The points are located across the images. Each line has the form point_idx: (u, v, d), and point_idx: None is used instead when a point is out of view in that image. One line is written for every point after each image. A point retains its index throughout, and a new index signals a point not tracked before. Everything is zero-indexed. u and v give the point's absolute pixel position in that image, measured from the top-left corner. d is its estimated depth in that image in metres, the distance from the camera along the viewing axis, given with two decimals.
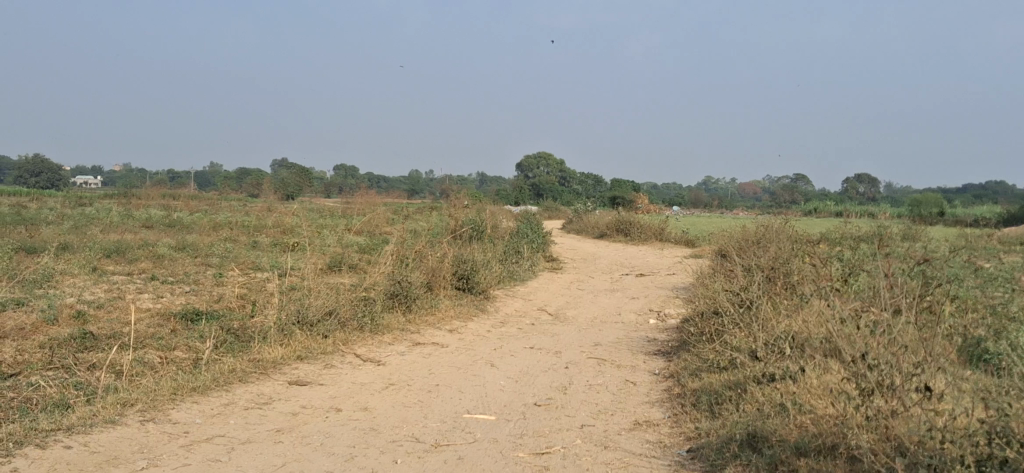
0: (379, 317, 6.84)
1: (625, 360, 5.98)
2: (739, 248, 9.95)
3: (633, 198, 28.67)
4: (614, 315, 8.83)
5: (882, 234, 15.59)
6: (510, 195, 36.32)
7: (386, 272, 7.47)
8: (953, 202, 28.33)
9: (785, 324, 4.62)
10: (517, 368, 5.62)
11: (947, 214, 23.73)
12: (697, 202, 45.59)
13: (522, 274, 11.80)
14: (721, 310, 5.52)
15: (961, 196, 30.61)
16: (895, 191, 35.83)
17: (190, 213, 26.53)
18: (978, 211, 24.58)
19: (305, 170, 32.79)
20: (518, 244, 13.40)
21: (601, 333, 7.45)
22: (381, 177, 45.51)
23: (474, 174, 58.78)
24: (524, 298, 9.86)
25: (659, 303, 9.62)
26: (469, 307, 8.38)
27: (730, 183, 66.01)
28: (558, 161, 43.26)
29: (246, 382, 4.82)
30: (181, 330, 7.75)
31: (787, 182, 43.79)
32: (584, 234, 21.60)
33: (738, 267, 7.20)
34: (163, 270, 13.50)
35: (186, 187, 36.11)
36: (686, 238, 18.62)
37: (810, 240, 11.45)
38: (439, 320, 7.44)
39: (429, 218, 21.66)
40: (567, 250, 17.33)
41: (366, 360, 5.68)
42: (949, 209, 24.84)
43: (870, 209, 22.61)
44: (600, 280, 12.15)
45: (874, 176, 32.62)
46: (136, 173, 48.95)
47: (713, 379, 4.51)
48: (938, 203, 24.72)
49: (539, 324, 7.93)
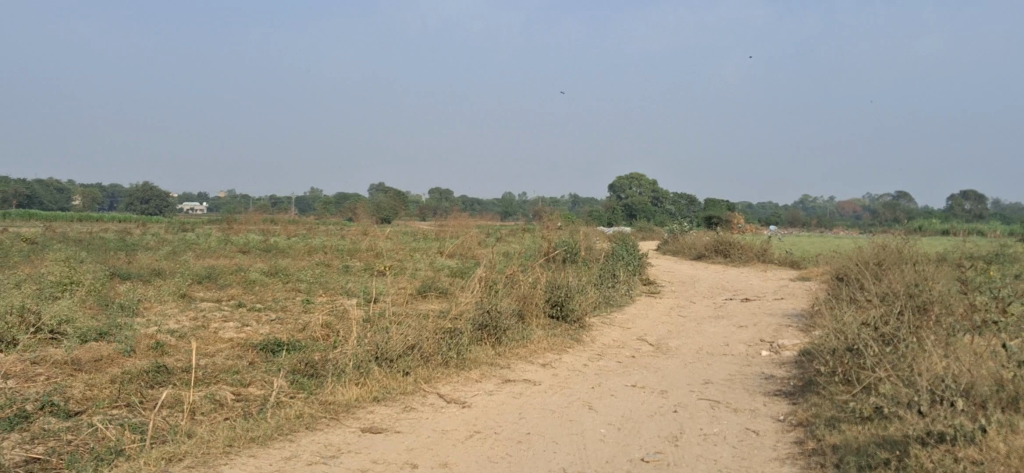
0: (466, 350, 6.26)
1: (742, 402, 5.26)
2: (859, 271, 9.07)
3: (730, 217, 27.60)
4: (722, 346, 8.06)
5: (1008, 255, 14.37)
6: (603, 216, 35.61)
7: (474, 301, 6.89)
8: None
9: (944, 366, 3.87)
10: (619, 412, 4.96)
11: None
12: (796, 222, 44.05)
13: (619, 300, 11.09)
14: (858, 347, 4.78)
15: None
16: (1005, 208, 33.87)
17: (284, 238, 26.59)
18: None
19: (398, 193, 32.69)
20: (614, 268, 12.71)
21: (711, 367, 6.71)
22: (474, 201, 45.41)
23: (568, 195, 58.19)
24: (622, 327, 9.17)
25: (770, 331, 8.80)
26: (564, 338, 7.75)
27: (831, 202, 63.79)
28: (651, 181, 42.42)
29: (312, 431, 4.29)
30: (259, 362, 7.33)
31: (892, 199, 41.94)
32: (682, 255, 20.72)
33: (867, 295, 6.40)
34: (251, 296, 13.24)
35: (283, 212, 36.47)
36: (790, 259, 17.62)
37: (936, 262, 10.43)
38: (533, 354, 6.82)
39: (522, 241, 21.15)
40: (664, 273, 16.54)
41: (450, 401, 5.11)
42: None
43: (986, 227, 21.15)
44: (702, 306, 11.35)
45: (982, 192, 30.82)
46: (239, 199, 49.92)
47: (857, 434, 3.80)
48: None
49: (640, 357, 7.23)
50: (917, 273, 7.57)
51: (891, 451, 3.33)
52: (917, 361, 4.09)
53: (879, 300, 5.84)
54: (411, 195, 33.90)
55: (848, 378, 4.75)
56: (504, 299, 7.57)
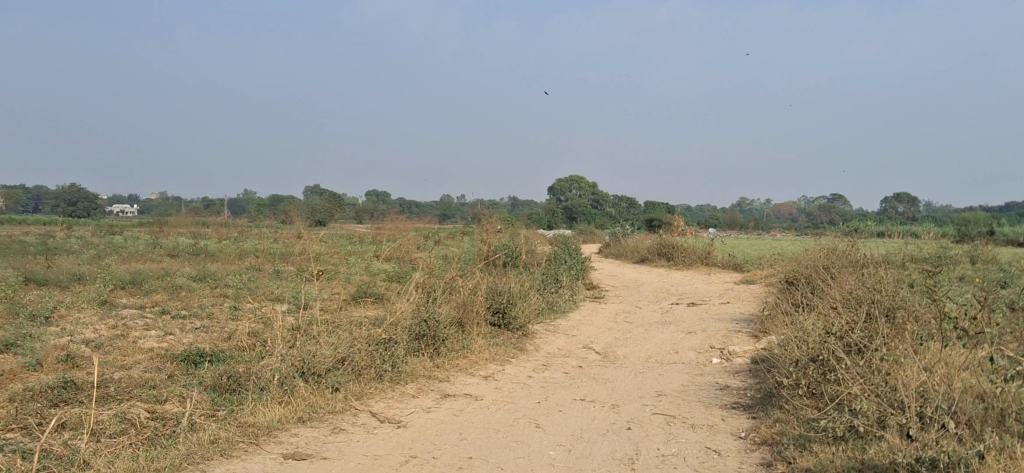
0: (401, 362, 5.81)
1: (699, 417, 4.90)
2: (809, 276, 8.83)
3: (670, 220, 27.50)
4: (671, 354, 7.73)
5: (948, 259, 14.39)
6: (542, 219, 35.31)
7: (411, 308, 6.45)
8: (1004, 222, 26.95)
9: (924, 381, 3.58)
10: (568, 431, 4.56)
11: (1000, 235, 22.41)
12: (733, 225, 44.30)
13: (563, 305, 10.73)
14: (825, 359, 4.46)
15: (1005, 219, 29.20)
16: (934, 210, 34.43)
17: (216, 241, 25.75)
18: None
19: (335, 195, 31.99)
20: (557, 272, 12.36)
21: (662, 377, 6.36)
22: (412, 204, 44.82)
23: (507, 198, 57.84)
24: (566, 334, 8.80)
25: (719, 338, 8.51)
26: (507, 347, 7.34)
27: (766, 205, 64.54)
28: (590, 183, 42.31)
29: (227, 458, 3.82)
30: (179, 376, 6.78)
31: (826, 202, 42.50)
32: (623, 259, 20.48)
33: (825, 303, 6.11)
34: (176, 302, 12.57)
35: (216, 214, 35.49)
36: (732, 261, 17.48)
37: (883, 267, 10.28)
38: (474, 365, 6.40)
39: (461, 243, 20.70)
40: (607, 277, 16.24)
41: (385, 420, 4.67)
42: (998, 229, 23.50)
43: (921, 229, 21.33)
44: (647, 311, 11.06)
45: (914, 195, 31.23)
46: (172, 200, 48.53)
47: (833, 457, 3.48)
48: (988, 224, 23.44)
49: (587, 367, 6.85)
50: (872, 278, 7.34)
51: None
52: (897, 378, 3.77)
53: (839, 306, 5.55)
54: (349, 197, 33.22)
55: (814, 393, 4.44)
56: (444, 306, 7.14)
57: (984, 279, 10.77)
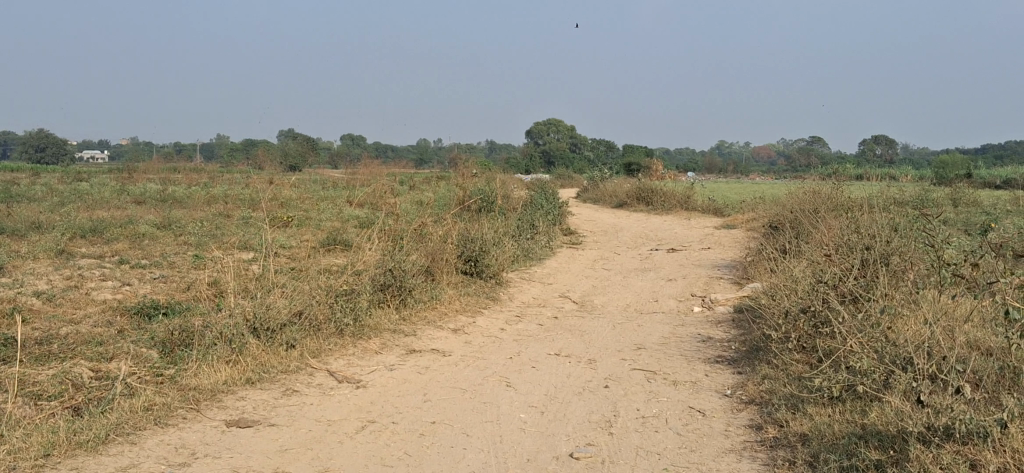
0: (364, 316, 5.45)
1: (682, 372, 4.58)
2: (793, 222, 8.53)
3: (649, 164, 27.10)
4: (651, 303, 7.42)
5: (930, 202, 14.12)
6: (520, 164, 34.86)
7: (376, 258, 6.07)
8: (982, 164, 26.77)
9: (932, 338, 3.27)
10: (541, 390, 4.22)
11: (978, 177, 22.22)
12: (711, 169, 43.94)
13: (539, 252, 10.39)
14: (818, 311, 4.13)
15: (983, 162, 29.05)
16: (910, 152, 34.24)
17: (186, 187, 25.15)
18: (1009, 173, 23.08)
19: (309, 139, 31.33)
20: (533, 217, 11.99)
21: (643, 329, 6.04)
22: (388, 148, 44.18)
23: (485, 142, 57.22)
24: (542, 282, 8.47)
25: (700, 285, 8.21)
26: (479, 297, 7.00)
27: (745, 148, 64.18)
28: (569, 127, 41.80)
29: (162, 429, 3.48)
30: (130, 331, 6.39)
31: (805, 145, 42.31)
32: (601, 204, 20.11)
33: (815, 249, 5.79)
34: (139, 251, 12.11)
35: (188, 160, 34.74)
36: (712, 205, 17.17)
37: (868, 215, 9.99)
38: (444, 318, 6.04)
39: (437, 188, 20.27)
40: (585, 222, 15.90)
41: (343, 380, 4.32)
42: (976, 172, 23.34)
43: (900, 171, 21.07)
44: (626, 257, 10.72)
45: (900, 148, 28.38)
46: (145, 146, 47.56)
47: (830, 420, 3.18)
48: (967, 167, 23.25)
49: (563, 317, 6.52)
50: (862, 222, 7.02)
51: (884, 453, 2.68)
52: (899, 333, 3.45)
53: (832, 252, 5.22)
54: (323, 141, 32.56)
55: (806, 347, 4.12)
56: (412, 254, 6.76)
57: (968, 222, 10.50)
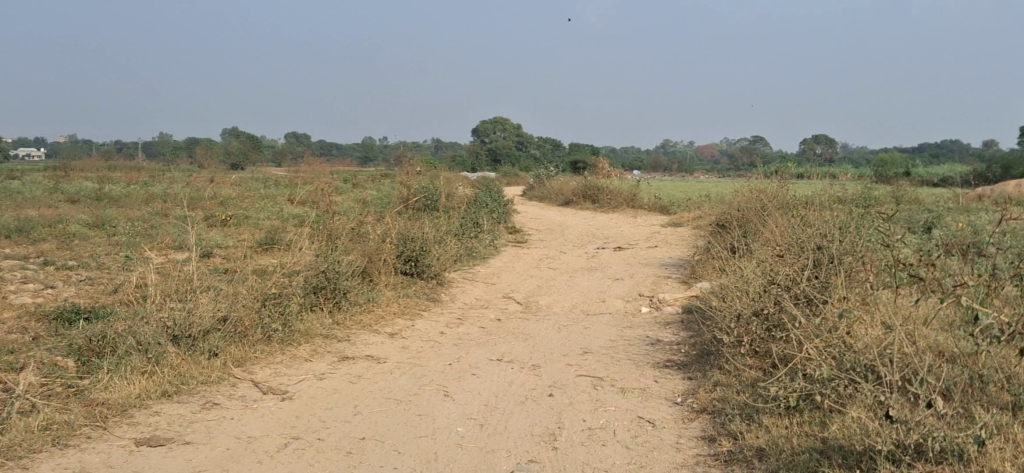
0: (294, 320, 5.14)
1: (629, 378, 4.35)
2: (742, 220, 8.39)
3: (596, 163, 27.00)
4: (597, 304, 7.22)
5: (873, 200, 14.17)
6: (466, 162, 34.55)
7: (307, 259, 5.76)
8: (920, 163, 27.17)
9: (895, 346, 3.08)
10: (481, 400, 3.96)
11: (918, 175, 22.50)
12: (656, 167, 44.06)
13: (483, 251, 10.13)
14: (771, 314, 3.93)
15: (921, 160, 29.49)
16: (850, 151, 34.73)
17: (121, 185, 24.41)
18: (948, 171, 23.42)
19: (251, 136, 30.71)
20: (477, 215, 11.73)
21: (589, 331, 5.81)
22: (333, 147, 43.57)
23: (431, 140, 56.85)
24: (485, 282, 8.22)
25: (647, 284, 8.03)
26: (419, 300, 6.72)
27: (690, 147, 64.64)
28: (515, 125, 41.61)
29: (61, 451, 3.15)
30: (45, 338, 5.99)
31: (749, 144, 42.65)
32: (548, 202, 19.92)
33: (767, 249, 5.60)
34: (66, 251, 11.58)
35: (125, 158, 33.83)
36: (658, 204, 17.07)
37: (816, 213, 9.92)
38: (381, 322, 5.75)
39: (381, 186, 19.91)
40: (531, 220, 15.68)
41: (268, 391, 4.01)
42: (915, 170, 23.65)
43: (843, 169, 21.23)
44: (572, 256, 10.52)
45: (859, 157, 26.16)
46: (82, 143, 46.31)
47: (787, 433, 2.97)
48: (907, 165, 23.54)
49: (507, 320, 6.28)
50: (811, 221, 6.89)
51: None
52: (859, 339, 3.26)
53: (783, 251, 5.04)
54: (266, 138, 31.94)
55: (758, 352, 3.92)
56: (349, 255, 6.46)
57: (914, 219, 10.50)
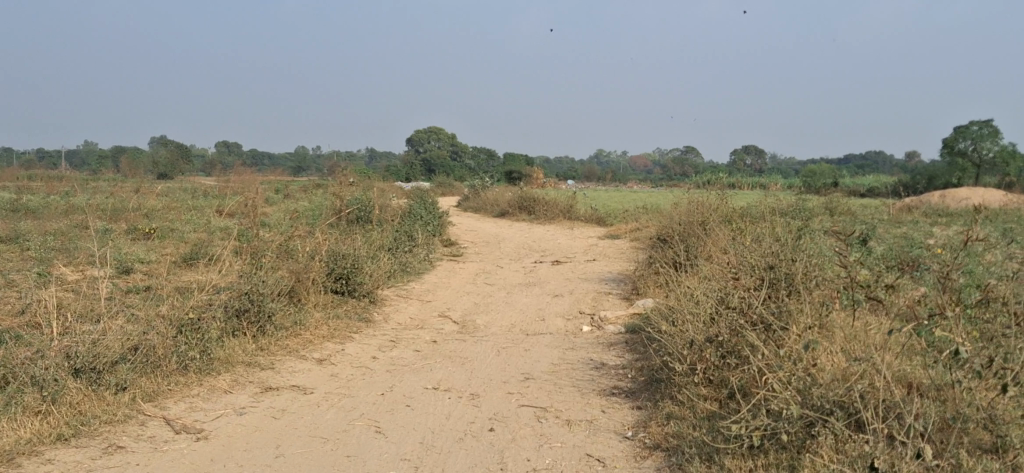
0: (213, 347, 4.76)
1: (575, 409, 4.08)
2: (683, 234, 8.21)
3: (531, 173, 26.82)
4: (536, 322, 6.95)
5: (807, 210, 14.17)
6: (400, 171, 34.12)
7: (229, 281, 5.38)
8: (849, 174, 27.53)
9: (867, 381, 2.87)
10: (416, 437, 3.64)
11: (847, 186, 22.78)
12: (591, 176, 44.09)
13: (418, 266, 9.81)
14: (726, 341, 3.71)
15: (848, 171, 29.96)
16: (778, 161, 35.20)
17: (39, 195, 23.43)
18: (875, 182, 23.76)
19: (180, 145, 29.89)
20: (411, 228, 11.38)
21: (529, 354, 5.53)
22: (264, 156, 42.77)
23: (365, 150, 56.25)
24: (421, 300, 7.90)
25: (588, 301, 7.79)
26: (351, 321, 6.37)
27: (624, 157, 65.04)
28: (450, 134, 41.30)
29: None
30: None
31: (682, 154, 42.99)
32: (483, 213, 19.63)
33: (714, 269, 5.39)
34: None
35: (45, 166, 32.63)
36: (595, 215, 16.92)
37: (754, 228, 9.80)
38: (309, 346, 5.39)
39: (313, 197, 19.43)
40: (467, 232, 15.39)
41: (181, 431, 3.62)
42: (844, 181, 23.97)
43: (775, 180, 21.37)
44: (509, 271, 10.24)
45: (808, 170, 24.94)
46: (2, 152, 44.65)
47: None
48: (835, 176, 23.84)
49: (443, 342, 5.97)
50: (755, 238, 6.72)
51: None
52: (824, 370, 3.05)
53: (731, 271, 4.84)
54: (195, 147, 31.11)
55: (713, 381, 3.68)
56: (274, 274, 6.08)
57: (850, 231, 10.46)
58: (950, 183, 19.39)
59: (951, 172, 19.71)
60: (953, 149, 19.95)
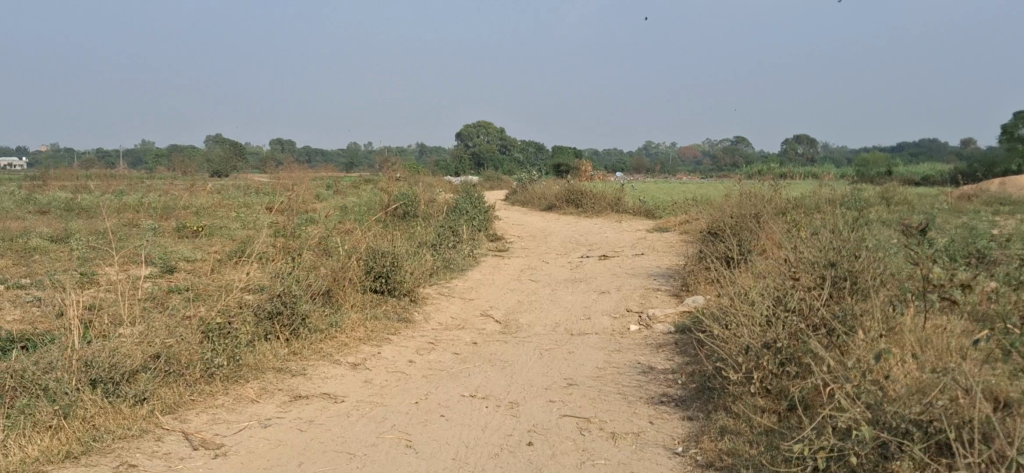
0: (241, 353, 4.57)
1: (621, 419, 3.80)
2: (734, 226, 7.85)
3: (579, 166, 26.47)
4: (582, 321, 6.66)
5: (863, 199, 13.66)
6: (449, 166, 33.97)
7: (260, 283, 5.18)
8: (905, 163, 26.77)
9: (949, 398, 2.57)
10: (448, 453, 3.40)
11: (902, 173, 22.07)
12: (640, 168, 43.54)
13: (462, 262, 9.57)
14: (784, 346, 3.41)
15: (905, 159, 29.12)
16: (831, 149, 34.35)
17: (93, 194, 23.69)
18: (932, 170, 22.97)
19: (233, 144, 30.06)
20: (455, 223, 11.15)
21: (574, 356, 5.23)
22: (315, 152, 42.93)
23: (414, 145, 56.33)
24: (463, 298, 7.65)
25: (636, 297, 7.48)
26: (390, 322, 6.14)
27: (673, 149, 64.35)
28: (498, 128, 41.04)
29: None
30: None
31: (732, 145, 42.27)
32: (530, 207, 19.35)
33: (770, 267, 5.06)
34: (23, 267, 10.94)
35: (102, 166, 33.09)
36: (643, 208, 16.55)
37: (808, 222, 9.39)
38: (345, 349, 5.17)
39: (360, 193, 19.32)
40: (513, 226, 15.12)
41: (200, 446, 3.43)
42: (899, 168, 23.26)
43: (828, 170, 20.80)
44: (555, 266, 9.95)
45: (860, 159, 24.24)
46: (62, 152, 45.45)
47: None
48: (890, 164, 23.14)
49: (485, 343, 5.71)
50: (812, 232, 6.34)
51: None
52: (898, 384, 2.74)
53: (789, 268, 4.51)
54: (246, 145, 31.31)
55: (772, 392, 3.38)
56: (309, 274, 5.88)
57: (909, 221, 9.98)
58: (1012, 170, 18.64)
59: (1013, 159, 18.95)
60: (1011, 135, 19.23)
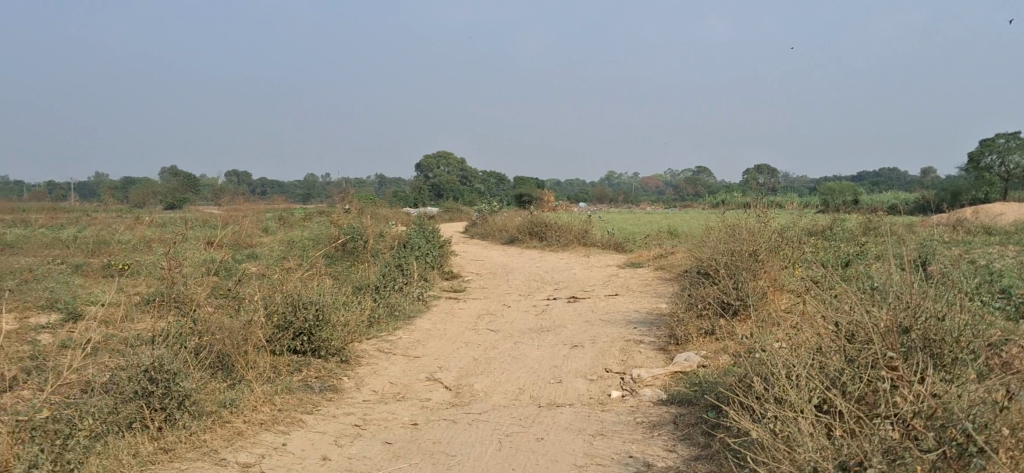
0: (79, 460, 3.25)
1: None
2: (724, 267, 6.69)
3: (541, 196, 25.29)
4: (552, 387, 5.40)
5: (839, 231, 12.65)
6: (409, 196, 32.57)
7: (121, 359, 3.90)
8: (871, 193, 26.01)
9: None
10: None
11: (867, 202, 21.28)
12: (601, 198, 42.53)
13: (411, 308, 8.27)
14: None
15: (870, 190, 28.36)
16: (792, 181, 33.60)
17: (26, 227, 21.97)
18: (895, 198, 22.20)
19: (189, 176, 28.45)
20: (406, 260, 9.84)
21: (545, 444, 3.97)
22: (273, 185, 41.29)
23: (375, 177, 54.87)
24: (407, 354, 6.35)
25: (613, 353, 6.24)
26: (308, 395, 4.83)
27: (633, 180, 63.60)
28: (459, 159, 39.78)
29: None
30: None
31: (694, 175, 41.60)
32: (491, 240, 18.10)
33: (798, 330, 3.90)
34: None
35: (48, 197, 31.13)
36: (611, 240, 15.36)
37: (797, 264, 8.26)
38: (238, 440, 3.87)
39: (311, 227, 17.91)
40: (472, 263, 13.84)
41: None
42: (865, 198, 22.43)
43: (797, 199, 19.83)
44: (518, 311, 8.67)
45: (826, 187, 23.39)
46: (13, 186, 43.48)
47: None
48: (855, 193, 22.29)
49: (428, 423, 4.43)
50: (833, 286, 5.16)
51: None
52: None
53: (840, 338, 3.36)
54: (201, 176, 29.77)
55: None
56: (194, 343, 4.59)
57: (905, 255, 8.89)
58: (982, 200, 17.83)
59: (980, 188, 18.17)
60: (979, 164, 18.46)
